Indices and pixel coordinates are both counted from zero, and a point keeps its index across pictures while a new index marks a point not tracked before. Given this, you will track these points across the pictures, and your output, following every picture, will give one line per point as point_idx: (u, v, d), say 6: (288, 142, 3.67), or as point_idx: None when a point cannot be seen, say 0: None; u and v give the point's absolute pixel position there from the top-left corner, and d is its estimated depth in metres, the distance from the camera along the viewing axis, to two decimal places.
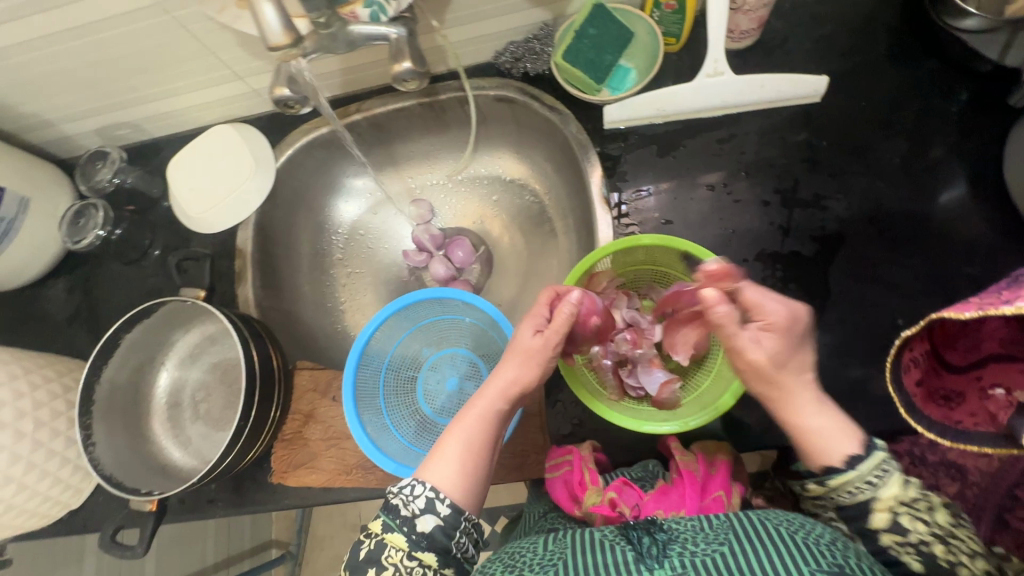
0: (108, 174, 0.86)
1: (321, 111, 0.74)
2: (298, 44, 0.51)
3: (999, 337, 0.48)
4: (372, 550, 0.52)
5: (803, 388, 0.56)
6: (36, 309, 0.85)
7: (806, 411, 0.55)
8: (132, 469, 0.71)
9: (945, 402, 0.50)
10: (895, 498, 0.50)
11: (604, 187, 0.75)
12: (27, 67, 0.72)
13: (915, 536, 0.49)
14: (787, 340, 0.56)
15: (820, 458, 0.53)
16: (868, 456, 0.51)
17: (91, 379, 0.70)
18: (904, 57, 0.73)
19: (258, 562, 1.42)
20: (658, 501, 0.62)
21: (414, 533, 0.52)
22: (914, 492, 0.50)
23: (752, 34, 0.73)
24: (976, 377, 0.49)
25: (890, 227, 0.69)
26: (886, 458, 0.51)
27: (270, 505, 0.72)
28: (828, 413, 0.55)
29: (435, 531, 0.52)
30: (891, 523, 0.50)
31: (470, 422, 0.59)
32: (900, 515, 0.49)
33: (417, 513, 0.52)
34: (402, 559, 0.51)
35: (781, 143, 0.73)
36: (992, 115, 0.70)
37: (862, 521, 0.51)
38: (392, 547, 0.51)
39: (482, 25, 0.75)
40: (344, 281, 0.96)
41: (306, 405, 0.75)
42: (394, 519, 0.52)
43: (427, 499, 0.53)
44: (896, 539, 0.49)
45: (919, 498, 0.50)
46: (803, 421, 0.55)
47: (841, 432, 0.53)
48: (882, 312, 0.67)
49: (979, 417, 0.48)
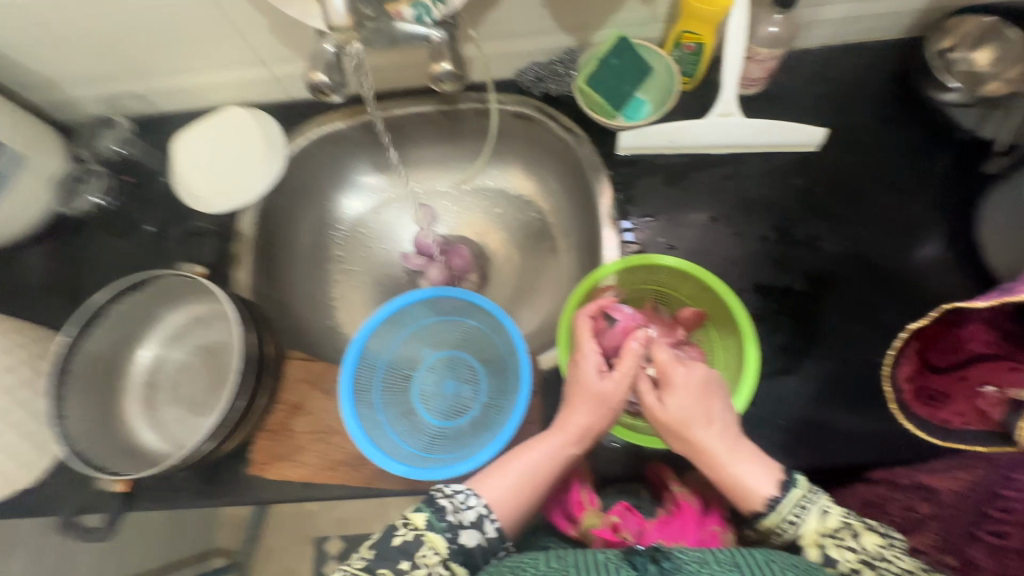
0: (115, 143, 0.84)
1: (363, 97, 0.74)
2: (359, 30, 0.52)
3: (982, 339, 0.57)
4: (408, 542, 0.54)
5: (721, 446, 0.59)
6: (9, 272, 0.81)
7: (726, 458, 0.59)
8: (100, 448, 0.67)
9: (932, 401, 0.58)
10: (816, 531, 0.54)
11: (612, 208, 0.78)
12: (46, 24, 0.71)
13: (845, 566, 0.52)
14: (705, 402, 0.60)
15: (745, 500, 0.58)
16: (786, 495, 0.56)
17: (69, 348, 0.66)
18: (893, 119, 0.80)
19: (200, 570, 1.33)
20: (660, 530, 0.64)
21: (456, 542, 0.54)
22: (833, 522, 0.54)
23: (761, 83, 0.79)
24: (963, 377, 0.57)
25: (875, 272, 0.74)
26: (806, 492, 0.56)
27: (244, 498, 0.68)
28: (752, 460, 0.59)
29: (474, 548, 0.56)
30: (823, 556, 0.53)
31: (531, 452, 0.62)
32: (828, 546, 0.53)
33: (463, 522, 0.56)
34: (436, 562, 0.53)
35: (780, 185, 0.78)
36: (968, 179, 0.77)
37: (799, 557, 0.55)
38: (430, 548, 0.53)
39: (511, 43, 0.80)
40: (339, 278, 0.94)
41: (295, 396, 0.73)
42: (439, 521, 0.55)
43: (477, 513, 0.57)
44: (832, 573, 0.52)
45: (841, 526, 0.54)
46: (722, 468, 0.59)
47: (765, 476, 0.58)
48: (867, 350, 0.71)
49: (968, 415, 0.57)
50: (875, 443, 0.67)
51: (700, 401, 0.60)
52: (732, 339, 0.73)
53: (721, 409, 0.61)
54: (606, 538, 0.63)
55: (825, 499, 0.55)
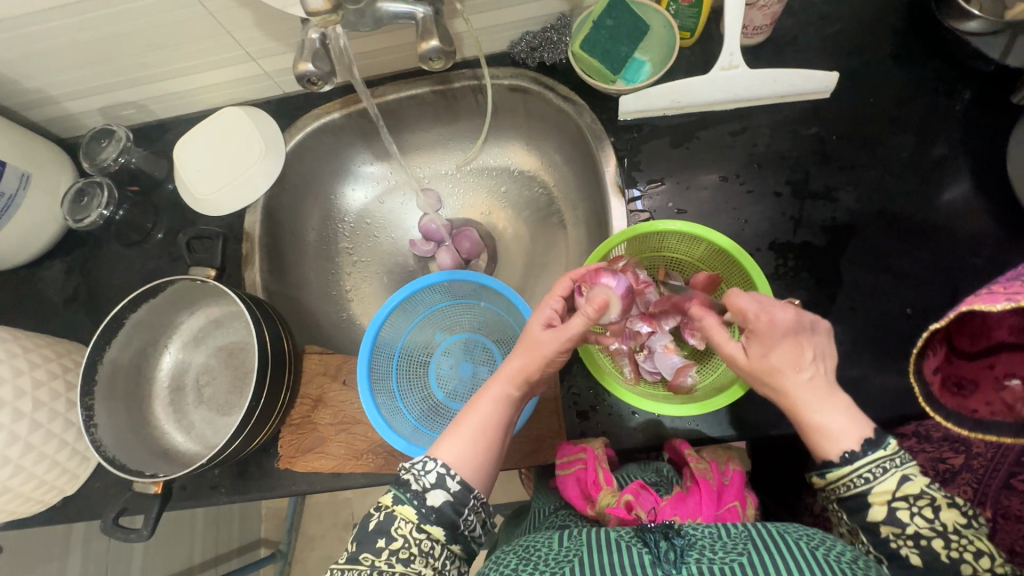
0: (113, 153, 0.82)
1: (356, 90, 0.71)
2: None
3: (1008, 326, 0.46)
4: (382, 521, 0.53)
5: (813, 395, 0.54)
6: (31, 291, 0.83)
7: (813, 407, 0.54)
8: (134, 452, 0.69)
9: (957, 390, 0.48)
10: (892, 491, 0.49)
11: (618, 175, 0.76)
12: (33, 41, 0.71)
13: (912, 529, 0.49)
14: (798, 346, 0.55)
15: (822, 451, 0.53)
16: (869, 453, 0.50)
17: (95, 358, 0.68)
18: (909, 56, 0.76)
19: (247, 561, 1.38)
20: (675, 507, 0.65)
21: (423, 506, 0.53)
22: (916, 487, 0.49)
23: (765, 30, 0.75)
24: (988, 365, 0.47)
25: (897, 219, 0.71)
26: (890, 455, 0.50)
27: (276, 491, 0.70)
28: (838, 409, 0.53)
29: (444, 506, 0.53)
30: (889, 516, 0.49)
31: (490, 404, 0.61)
32: (898, 509, 0.49)
33: (427, 487, 0.54)
34: (411, 531, 0.53)
35: (792, 137, 0.75)
36: (995, 113, 0.72)
37: (861, 514, 0.51)
38: (402, 519, 0.53)
39: (501, 14, 0.76)
40: (350, 269, 0.95)
41: (315, 390, 0.74)
42: (404, 493, 0.53)
43: (439, 474, 0.54)
44: (894, 532, 0.49)
45: (922, 494, 0.49)
46: (807, 417, 0.54)
47: (847, 423, 0.52)
48: (893, 302, 0.68)
49: (995, 406, 0.46)
50: (908, 398, 0.65)
51: (792, 348, 0.55)
52: None
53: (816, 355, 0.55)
54: (621, 517, 0.63)
55: (912, 465, 0.50)
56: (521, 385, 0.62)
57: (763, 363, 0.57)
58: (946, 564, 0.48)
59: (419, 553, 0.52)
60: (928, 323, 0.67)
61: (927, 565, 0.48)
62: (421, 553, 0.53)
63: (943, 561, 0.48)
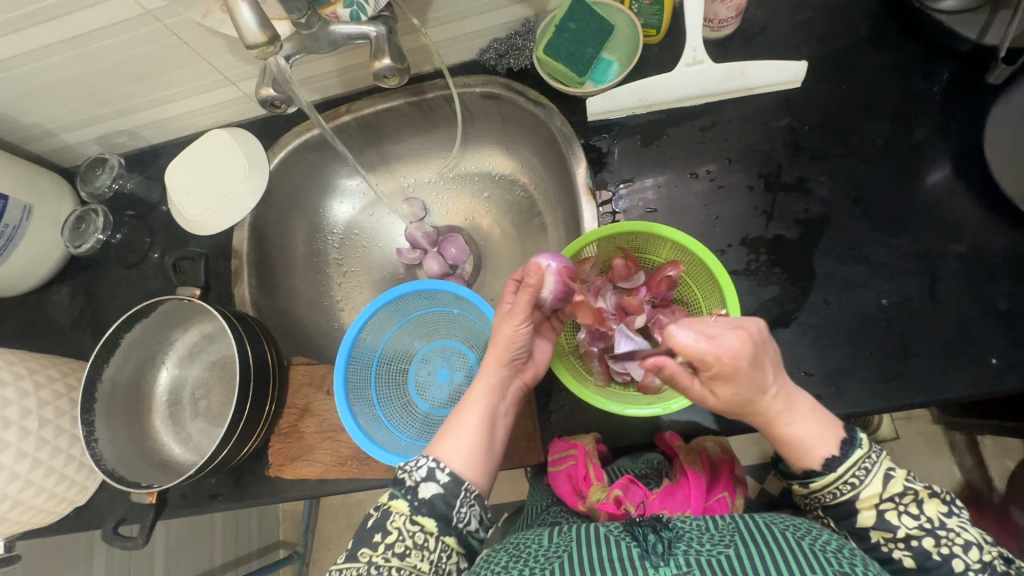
0: (108, 180, 0.87)
1: (307, 116, 0.75)
2: (276, 43, 0.52)
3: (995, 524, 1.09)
4: (379, 518, 0.55)
5: (785, 408, 0.54)
6: (41, 313, 0.88)
7: (786, 420, 0.55)
8: (134, 465, 0.73)
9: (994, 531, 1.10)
10: (878, 495, 0.51)
11: (588, 177, 0.75)
12: (25, 79, 0.75)
13: (903, 531, 0.50)
14: (756, 376, 0.52)
15: (801, 461, 0.55)
16: (847, 457, 0.53)
17: (94, 377, 0.71)
18: (885, 39, 0.74)
19: (266, 562, 1.43)
20: (663, 501, 0.64)
21: (416, 499, 0.55)
22: (898, 485, 0.51)
23: (731, 22, 0.74)
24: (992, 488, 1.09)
25: (873, 208, 0.69)
26: (867, 454, 0.53)
27: (269, 498, 0.73)
28: (810, 418, 0.55)
29: (436, 498, 0.55)
30: (878, 520, 0.51)
31: (479, 398, 0.63)
32: (885, 511, 0.51)
33: (420, 480, 0.56)
34: (404, 523, 0.54)
35: (764, 129, 0.74)
36: (972, 95, 0.70)
37: (850, 518, 0.52)
38: (396, 513, 0.55)
39: (466, 24, 0.77)
40: (340, 280, 0.98)
41: (302, 400, 0.77)
42: (399, 489, 0.56)
43: (429, 468, 0.56)
44: (885, 536, 0.51)
45: (905, 492, 0.51)
46: (784, 430, 0.55)
47: (823, 436, 0.54)
48: (869, 293, 0.67)
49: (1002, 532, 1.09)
50: (889, 391, 0.63)
51: (750, 382, 0.52)
52: (715, 299, 0.70)
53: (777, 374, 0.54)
54: (611, 512, 0.62)
55: (890, 461, 0.52)
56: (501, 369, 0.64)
57: (733, 400, 0.54)
58: (938, 562, 0.49)
59: (414, 546, 0.54)
60: (907, 313, 0.65)
61: (921, 566, 0.49)
62: (416, 546, 0.54)
63: (936, 559, 0.49)
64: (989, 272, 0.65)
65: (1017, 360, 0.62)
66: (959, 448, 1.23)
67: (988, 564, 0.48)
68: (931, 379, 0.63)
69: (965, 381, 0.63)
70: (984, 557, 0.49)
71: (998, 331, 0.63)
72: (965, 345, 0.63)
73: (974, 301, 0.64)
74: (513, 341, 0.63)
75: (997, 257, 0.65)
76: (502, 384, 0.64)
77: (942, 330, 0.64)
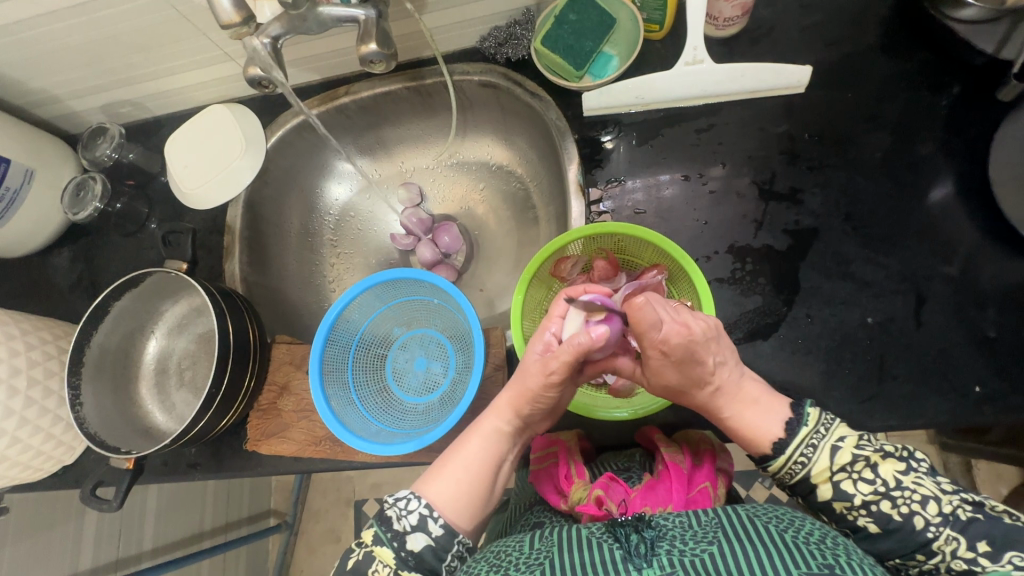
0: (107, 149, 0.88)
1: (289, 98, 0.76)
2: (251, 23, 0.59)
3: None
4: (360, 561, 0.56)
5: (724, 399, 0.59)
6: (40, 276, 0.90)
7: (728, 410, 0.59)
8: (116, 430, 0.75)
9: None
10: (828, 468, 0.54)
11: (580, 174, 0.74)
12: (30, 45, 0.76)
13: (860, 498, 0.52)
14: (697, 367, 0.57)
15: (754, 445, 0.58)
16: (796, 433, 0.56)
17: (82, 341, 0.74)
18: (895, 47, 0.71)
19: (256, 528, 1.47)
20: (644, 497, 0.60)
21: (403, 550, 0.55)
22: (848, 455, 0.53)
23: (737, 22, 0.72)
24: None
25: (866, 224, 0.67)
26: (813, 430, 0.55)
27: (245, 472, 0.75)
28: (754, 407, 0.59)
29: (425, 550, 0.56)
30: (836, 492, 0.53)
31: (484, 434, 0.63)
32: (840, 482, 0.53)
33: (408, 529, 0.56)
34: (388, 575, 0.54)
35: (761, 134, 0.72)
36: (981, 111, 0.68)
37: (811, 495, 0.55)
38: (380, 561, 0.55)
39: (466, 10, 0.75)
40: (333, 261, 0.98)
41: (282, 377, 0.78)
42: (385, 533, 0.56)
43: (421, 516, 0.57)
44: (845, 505, 0.53)
45: (855, 459, 0.53)
46: (725, 419, 0.60)
47: (771, 415, 0.58)
48: (853, 310, 0.65)
49: None
50: (865, 411, 0.62)
51: (685, 370, 0.58)
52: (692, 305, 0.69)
53: (717, 362, 0.58)
54: (593, 514, 0.59)
55: (838, 432, 0.54)
56: (511, 420, 0.63)
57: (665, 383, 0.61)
58: (899, 523, 0.51)
59: None
60: (890, 334, 0.64)
61: (884, 529, 0.52)
62: None
63: (897, 520, 0.51)
64: (980, 298, 0.63)
65: (998, 391, 0.60)
66: (952, 471, 1.19)
67: (948, 516, 0.50)
68: (907, 402, 0.62)
69: (945, 407, 0.61)
70: (943, 509, 0.51)
71: (981, 360, 0.61)
72: (946, 370, 0.62)
73: (961, 324, 0.63)
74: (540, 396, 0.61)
75: (988, 282, 0.63)
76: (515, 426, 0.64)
77: (924, 354, 0.63)
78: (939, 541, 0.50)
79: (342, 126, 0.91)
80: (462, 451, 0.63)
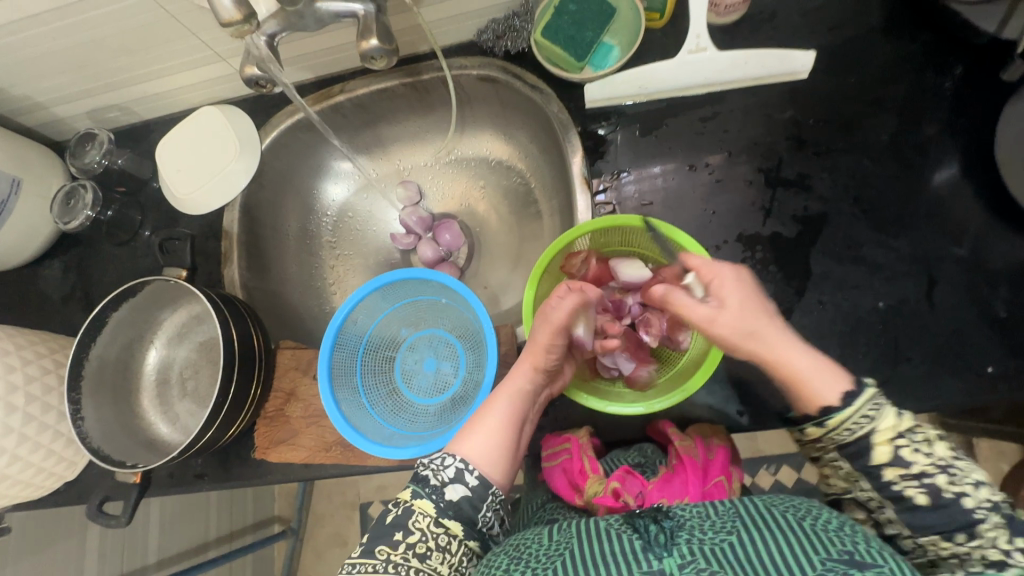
0: (97, 156, 0.85)
1: (289, 96, 0.74)
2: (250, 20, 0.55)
3: None
4: (399, 516, 0.54)
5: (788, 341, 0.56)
6: (33, 289, 0.88)
7: (794, 353, 0.55)
8: (120, 443, 0.73)
9: None
10: (894, 429, 0.50)
11: (584, 167, 0.73)
12: (11, 51, 0.73)
13: (917, 468, 0.49)
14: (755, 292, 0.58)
15: (817, 399, 0.52)
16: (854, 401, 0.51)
17: (80, 354, 0.72)
18: (897, 30, 0.71)
19: (260, 536, 1.45)
20: (661, 489, 0.61)
21: (443, 501, 0.55)
22: (910, 423, 0.51)
23: (738, 9, 0.71)
24: None
25: (875, 207, 0.67)
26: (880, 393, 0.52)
27: (254, 480, 0.74)
28: (813, 357, 0.55)
29: (463, 501, 0.56)
30: (894, 457, 0.50)
31: (507, 399, 0.63)
32: (901, 448, 0.50)
33: (445, 481, 0.56)
34: (429, 525, 0.53)
35: (767, 121, 0.72)
36: (984, 91, 0.68)
37: (864, 458, 0.51)
38: (420, 513, 0.54)
39: (463, 3, 0.74)
40: (333, 262, 0.97)
41: (288, 383, 0.77)
42: (422, 487, 0.55)
43: (457, 470, 0.57)
44: (899, 473, 0.50)
45: (916, 429, 0.51)
46: (793, 364, 0.54)
47: (829, 372, 0.53)
48: (864, 295, 0.65)
49: None
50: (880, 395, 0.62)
51: (747, 290, 0.59)
52: None
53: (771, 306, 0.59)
54: (609, 506, 0.60)
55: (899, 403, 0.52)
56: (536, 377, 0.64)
57: (740, 311, 0.57)
58: (950, 500, 0.48)
59: (436, 547, 0.53)
60: (902, 316, 0.64)
61: (935, 503, 0.49)
62: (438, 548, 0.53)
63: (948, 496, 0.49)
64: (990, 277, 0.63)
65: (1011, 369, 0.61)
66: None
67: (997, 505, 0.48)
68: (922, 384, 0.62)
69: (960, 386, 0.61)
70: (992, 497, 0.49)
71: (994, 338, 0.62)
72: (958, 350, 0.62)
73: (973, 304, 0.63)
74: (551, 350, 0.64)
75: (997, 261, 0.64)
76: (534, 390, 0.65)
77: (937, 335, 0.63)
78: (986, 524, 0.48)
79: (338, 126, 0.89)
80: (489, 407, 0.63)
